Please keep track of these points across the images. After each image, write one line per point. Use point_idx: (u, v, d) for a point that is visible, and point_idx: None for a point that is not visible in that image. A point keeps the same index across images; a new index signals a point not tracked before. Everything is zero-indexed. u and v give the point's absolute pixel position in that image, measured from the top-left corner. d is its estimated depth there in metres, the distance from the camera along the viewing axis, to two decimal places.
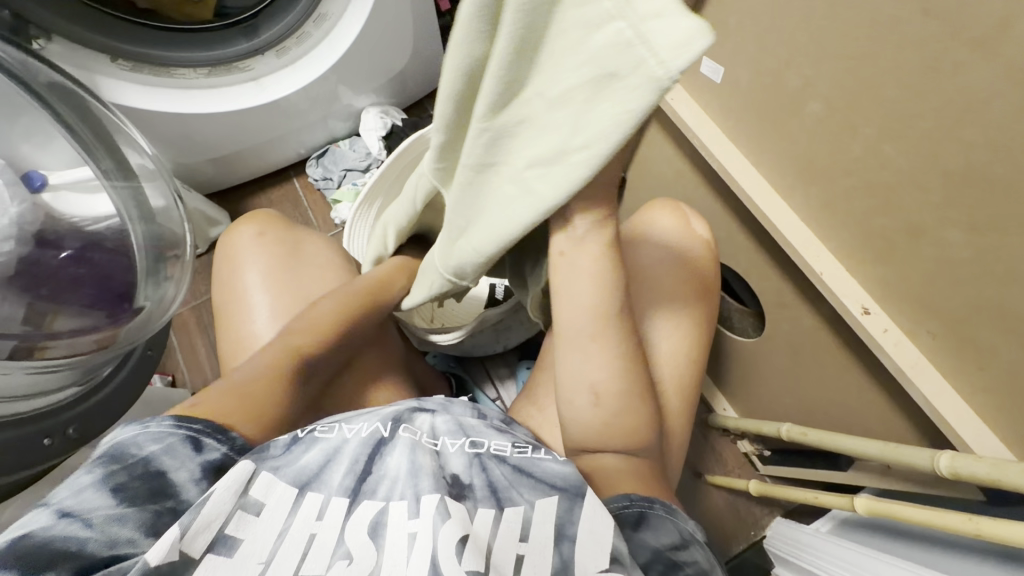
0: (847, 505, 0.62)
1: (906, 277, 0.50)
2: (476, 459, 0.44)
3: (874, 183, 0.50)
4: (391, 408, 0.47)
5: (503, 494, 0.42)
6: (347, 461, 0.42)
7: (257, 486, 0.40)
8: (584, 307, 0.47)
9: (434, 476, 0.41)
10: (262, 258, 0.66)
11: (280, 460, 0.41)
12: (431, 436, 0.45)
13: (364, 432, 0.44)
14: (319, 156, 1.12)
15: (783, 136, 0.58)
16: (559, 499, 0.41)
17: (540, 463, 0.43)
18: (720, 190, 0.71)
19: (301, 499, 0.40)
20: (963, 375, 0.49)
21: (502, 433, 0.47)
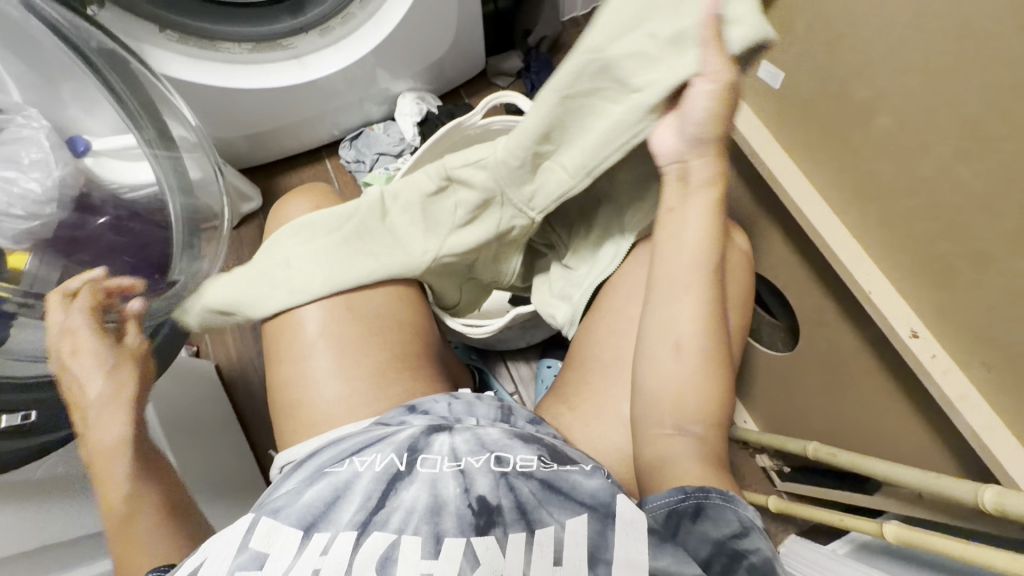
0: (872, 530, 0.60)
1: (965, 304, 0.49)
2: (502, 479, 0.41)
3: (940, 205, 0.48)
4: (403, 435, 0.45)
5: (533, 516, 0.39)
6: (358, 497, 0.40)
7: (258, 537, 0.38)
8: (689, 253, 0.50)
9: (456, 515, 0.39)
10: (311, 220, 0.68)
11: (280, 502, 0.41)
12: (452, 458, 0.43)
13: (377, 464, 0.43)
14: (353, 138, 1.11)
15: (843, 155, 0.56)
16: (589, 519, 0.38)
17: (570, 479, 0.41)
18: (765, 199, 0.69)
19: (307, 541, 0.38)
20: (1014, 408, 0.47)
21: (528, 443, 0.45)
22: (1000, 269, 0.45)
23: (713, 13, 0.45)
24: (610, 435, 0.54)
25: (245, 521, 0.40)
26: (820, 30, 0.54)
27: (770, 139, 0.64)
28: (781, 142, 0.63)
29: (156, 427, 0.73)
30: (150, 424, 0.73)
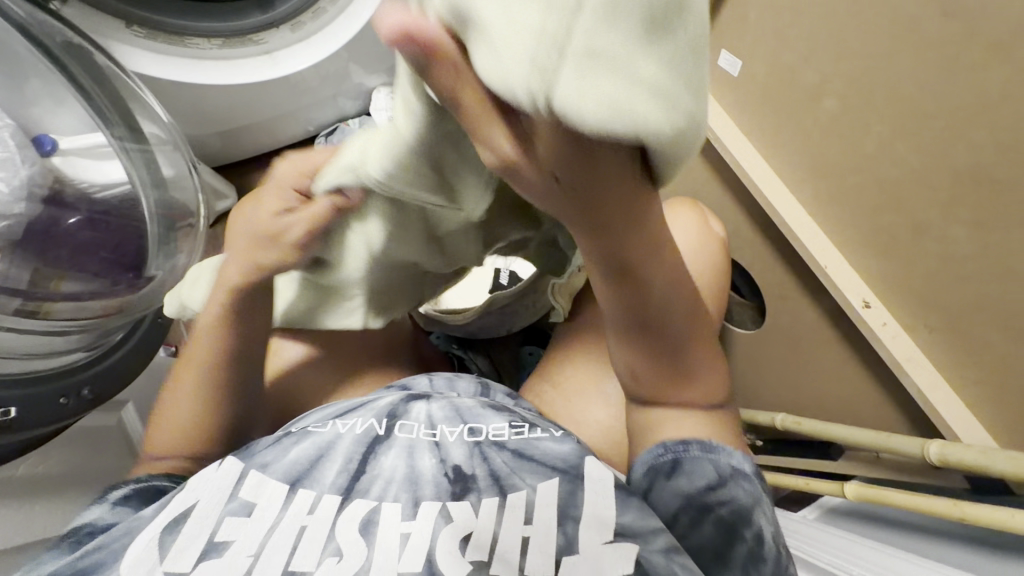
0: (836, 490, 0.64)
1: (910, 272, 0.53)
2: (476, 449, 0.42)
3: (881, 180, 0.52)
4: (382, 402, 0.46)
5: (506, 482, 0.40)
6: (339, 459, 0.41)
7: (247, 487, 0.40)
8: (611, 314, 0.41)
9: (433, 482, 0.40)
10: None
11: (269, 458, 0.41)
12: (428, 425, 0.43)
13: (358, 428, 0.43)
14: (327, 134, 1.11)
15: (795, 136, 0.59)
16: (559, 481, 0.39)
17: (539, 445, 0.42)
18: (730, 183, 0.72)
19: (292, 496, 0.39)
20: (956, 366, 0.51)
21: (499, 411, 0.45)
22: (941, 238, 0.49)
23: (413, 61, 0.28)
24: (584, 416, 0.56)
25: (234, 470, 0.41)
26: (773, 19, 0.57)
27: None
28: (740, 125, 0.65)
29: (137, 426, 0.72)
30: (132, 423, 0.72)
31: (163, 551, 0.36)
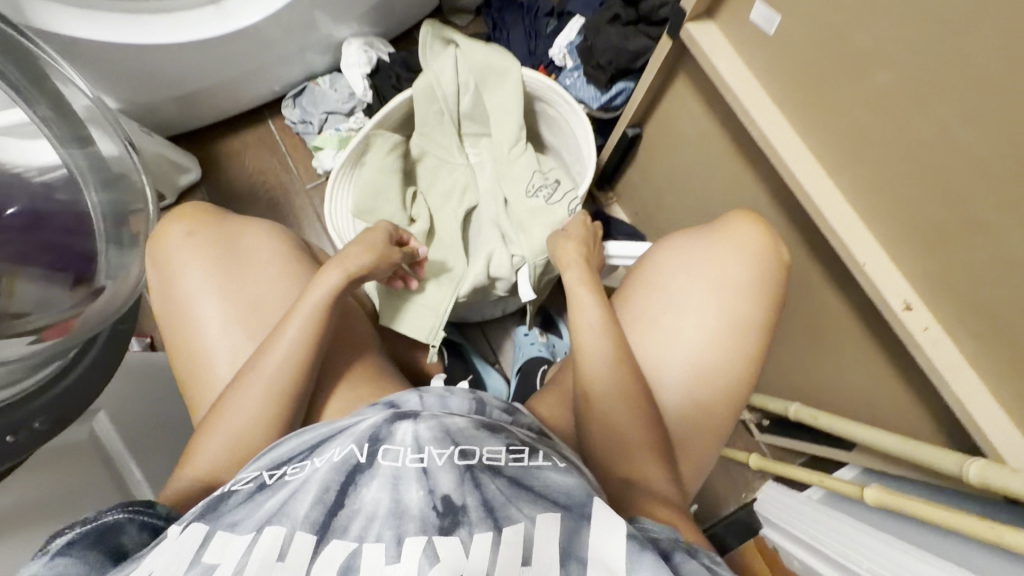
0: (852, 492, 0.61)
1: (958, 275, 0.45)
2: (467, 474, 0.38)
3: (933, 168, 0.44)
4: (364, 426, 0.43)
5: (500, 514, 0.36)
6: (315, 490, 0.38)
7: (210, 551, 0.35)
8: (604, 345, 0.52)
9: (420, 517, 0.36)
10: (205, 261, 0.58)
11: (239, 516, 0.37)
12: (415, 449, 0.40)
13: (337, 458, 0.40)
14: (297, 95, 0.99)
15: (832, 118, 0.51)
16: (561, 519, 0.35)
17: (539, 476, 0.39)
18: (753, 157, 0.63)
19: (260, 537, 0.35)
20: (1006, 382, 0.45)
21: (494, 434, 0.43)
22: (1002, 238, 0.41)
23: None
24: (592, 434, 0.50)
25: (196, 535, 0.36)
26: None
27: (758, 89, 0.57)
28: (769, 94, 0.56)
29: (114, 439, 0.67)
30: (107, 436, 0.66)
31: None
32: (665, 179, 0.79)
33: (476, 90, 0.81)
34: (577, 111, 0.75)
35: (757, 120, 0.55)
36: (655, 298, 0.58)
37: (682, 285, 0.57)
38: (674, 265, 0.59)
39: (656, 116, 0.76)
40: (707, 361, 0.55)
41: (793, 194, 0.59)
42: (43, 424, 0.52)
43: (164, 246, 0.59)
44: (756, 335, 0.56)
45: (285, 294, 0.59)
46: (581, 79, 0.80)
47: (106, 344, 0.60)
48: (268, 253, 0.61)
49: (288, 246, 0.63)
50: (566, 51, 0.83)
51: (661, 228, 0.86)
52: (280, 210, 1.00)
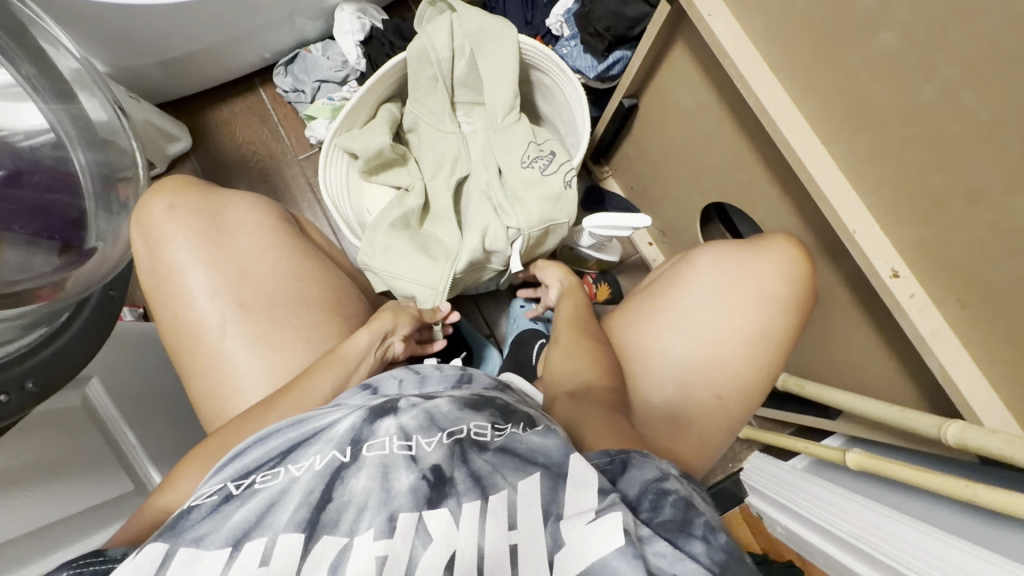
0: (837, 458, 0.63)
1: (950, 245, 0.46)
2: (456, 448, 0.36)
3: (936, 136, 0.44)
4: (341, 429, 0.38)
5: (487, 482, 0.34)
6: (298, 495, 0.35)
7: (173, 570, 0.31)
8: (579, 356, 0.54)
9: (410, 490, 0.34)
10: (187, 236, 0.58)
11: (204, 529, 0.33)
12: (401, 437, 0.37)
13: (317, 465, 0.36)
14: (288, 63, 0.97)
15: (836, 85, 0.50)
16: (541, 477, 0.33)
17: (523, 439, 0.36)
18: (749, 128, 0.63)
19: (239, 553, 0.32)
20: (986, 347, 0.47)
21: (478, 410, 0.40)
22: (995, 208, 0.42)
23: None
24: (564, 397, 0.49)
25: (155, 554, 0.32)
26: None
27: (756, 58, 0.56)
28: (768, 63, 0.56)
29: (106, 403, 0.67)
30: (98, 399, 0.66)
31: None
32: (661, 152, 0.79)
33: (471, 58, 0.80)
34: (571, 80, 0.74)
35: (754, 88, 0.55)
36: (689, 296, 0.61)
37: (712, 291, 0.60)
38: (711, 268, 0.61)
39: (652, 86, 0.75)
40: (705, 371, 0.58)
41: (788, 164, 0.59)
42: (35, 385, 0.51)
43: (149, 218, 0.58)
44: (756, 344, 0.58)
45: (273, 263, 0.59)
46: (578, 48, 0.79)
47: (96, 310, 0.60)
48: (250, 225, 0.61)
49: (272, 217, 0.63)
50: (563, 19, 0.82)
51: (656, 201, 0.86)
52: (271, 181, 0.99)
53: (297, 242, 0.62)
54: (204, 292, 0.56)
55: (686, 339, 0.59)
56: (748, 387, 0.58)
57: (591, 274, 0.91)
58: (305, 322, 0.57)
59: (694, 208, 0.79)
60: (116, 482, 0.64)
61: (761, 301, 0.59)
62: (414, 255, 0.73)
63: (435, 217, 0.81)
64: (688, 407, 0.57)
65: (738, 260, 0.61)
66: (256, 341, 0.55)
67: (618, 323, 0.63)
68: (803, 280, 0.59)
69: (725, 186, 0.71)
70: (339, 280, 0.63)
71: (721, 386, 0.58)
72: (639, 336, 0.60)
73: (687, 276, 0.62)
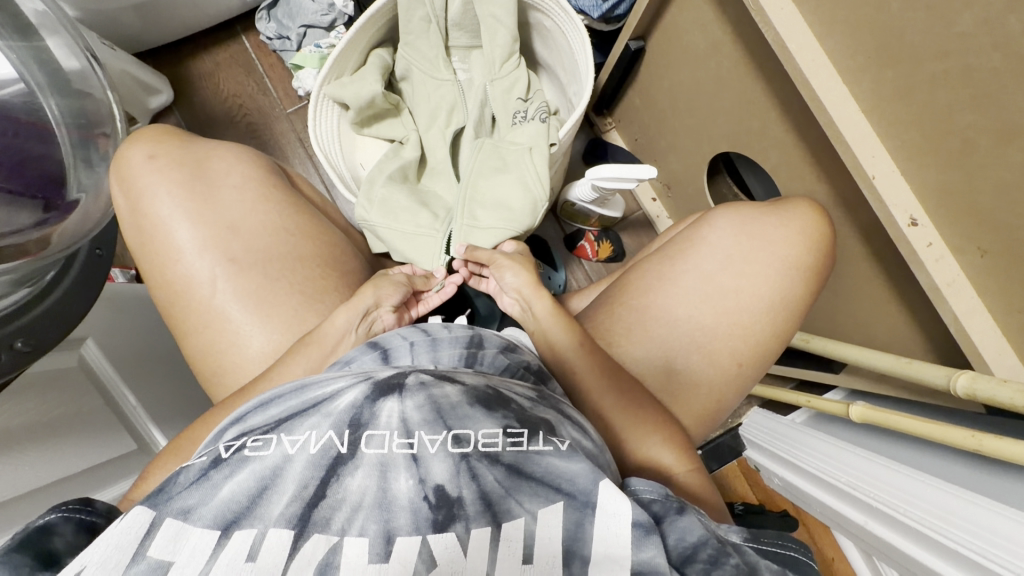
0: (840, 412, 0.63)
1: (976, 188, 0.44)
2: (463, 464, 0.35)
3: (971, 67, 0.41)
4: (342, 405, 0.36)
5: (499, 507, 0.34)
6: (292, 486, 0.34)
7: (158, 543, 0.32)
8: (566, 334, 0.53)
9: (411, 509, 0.33)
10: (173, 187, 0.55)
11: (192, 500, 0.33)
12: (403, 433, 0.35)
13: (311, 445, 0.35)
14: (271, 7, 0.91)
15: (864, 17, 0.47)
16: (564, 508, 0.34)
17: (540, 460, 0.35)
18: (766, 70, 0.59)
19: (226, 542, 0.32)
20: (1003, 295, 0.45)
21: (491, 410, 0.37)
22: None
23: None
24: (579, 371, 0.50)
25: (140, 522, 0.32)
26: None
27: None
28: None
29: (105, 366, 0.65)
30: (96, 360, 0.65)
31: None
32: (668, 100, 0.75)
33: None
34: (575, 21, 0.69)
35: (774, 23, 0.51)
36: (703, 256, 0.59)
37: (725, 258, 0.58)
38: (728, 230, 0.59)
39: (661, 27, 0.71)
40: (713, 336, 0.57)
41: (806, 108, 0.56)
42: (25, 345, 0.50)
43: (127, 169, 0.56)
44: (769, 310, 0.57)
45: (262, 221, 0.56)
46: None
47: (84, 268, 0.57)
48: (236, 176, 0.58)
49: (259, 169, 0.60)
50: None
51: (661, 154, 0.83)
52: (259, 135, 0.94)
53: (284, 195, 0.59)
54: (192, 245, 0.54)
55: (693, 297, 0.58)
56: (757, 352, 0.57)
57: (593, 231, 0.89)
58: (300, 277, 0.55)
59: (701, 160, 0.76)
60: (119, 442, 0.65)
61: (774, 263, 0.57)
62: (411, 208, 0.70)
63: (432, 171, 0.78)
64: (700, 372, 0.57)
65: (756, 225, 0.58)
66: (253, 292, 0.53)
67: (623, 285, 0.62)
68: (818, 242, 0.58)
69: (735, 134, 0.68)
70: (333, 237, 0.60)
71: (742, 353, 0.57)
72: (649, 292, 0.59)
73: (696, 239, 0.60)
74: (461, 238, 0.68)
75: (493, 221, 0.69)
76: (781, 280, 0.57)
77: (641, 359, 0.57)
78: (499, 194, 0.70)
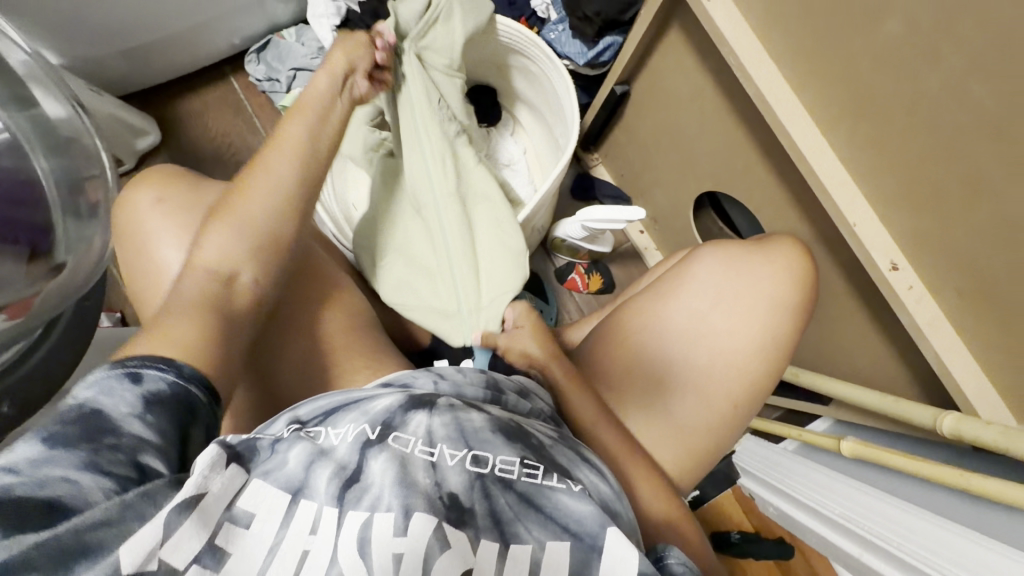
0: (832, 447, 0.64)
1: (952, 238, 0.46)
2: (478, 482, 0.38)
3: (943, 128, 0.43)
4: (378, 407, 0.40)
5: (508, 529, 0.36)
6: (333, 467, 0.37)
7: (245, 496, 0.35)
8: (583, 402, 0.53)
9: (427, 497, 0.36)
10: (169, 232, 0.54)
11: (270, 465, 0.37)
12: (427, 441, 0.39)
13: (349, 436, 0.38)
14: (260, 49, 0.92)
15: (837, 75, 0.49)
16: (571, 548, 0.36)
17: (552, 496, 0.38)
18: (746, 116, 0.62)
19: (292, 508, 0.35)
20: (981, 336, 0.47)
21: (510, 441, 0.40)
22: (995, 196, 0.41)
23: None
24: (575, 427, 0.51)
25: (236, 479, 0.35)
26: None
27: (754, 45, 0.55)
28: (768, 50, 0.54)
29: None
30: None
31: (167, 531, 0.31)
32: (653, 140, 0.77)
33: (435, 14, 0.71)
34: (558, 69, 0.71)
35: (754, 77, 0.53)
36: (692, 295, 0.60)
37: (720, 298, 0.59)
38: (715, 267, 0.60)
39: (645, 72, 0.73)
40: (704, 378, 0.58)
41: (787, 154, 0.58)
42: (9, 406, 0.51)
43: (129, 218, 0.56)
44: (760, 348, 0.58)
45: (243, 239, 0.47)
46: (566, 33, 0.75)
47: (74, 324, 0.56)
48: None
49: None
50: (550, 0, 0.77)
51: (647, 190, 0.84)
52: None
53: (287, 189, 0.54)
54: None
55: (686, 340, 0.59)
56: (755, 387, 0.58)
57: (582, 264, 0.90)
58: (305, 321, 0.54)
59: (687, 196, 0.77)
60: None
61: (763, 305, 0.58)
62: (413, 278, 0.68)
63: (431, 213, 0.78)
64: (695, 414, 0.57)
65: (745, 264, 0.60)
66: (208, 346, 0.41)
67: (616, 328, 0.62)
68: (803, 283, 0.59)
69: (719, 175, 0.70)
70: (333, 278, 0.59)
71: (737, 396, 0.58)
72: (643, 333, 0.60)
73: (687, 279, 0.61)
74: (468, 283, 0.66)
75: (496, 264, 0.68)
76: (770, 321, 0.58)
77: (633, 404, 0.58)
78: (506, 234, 0.69)
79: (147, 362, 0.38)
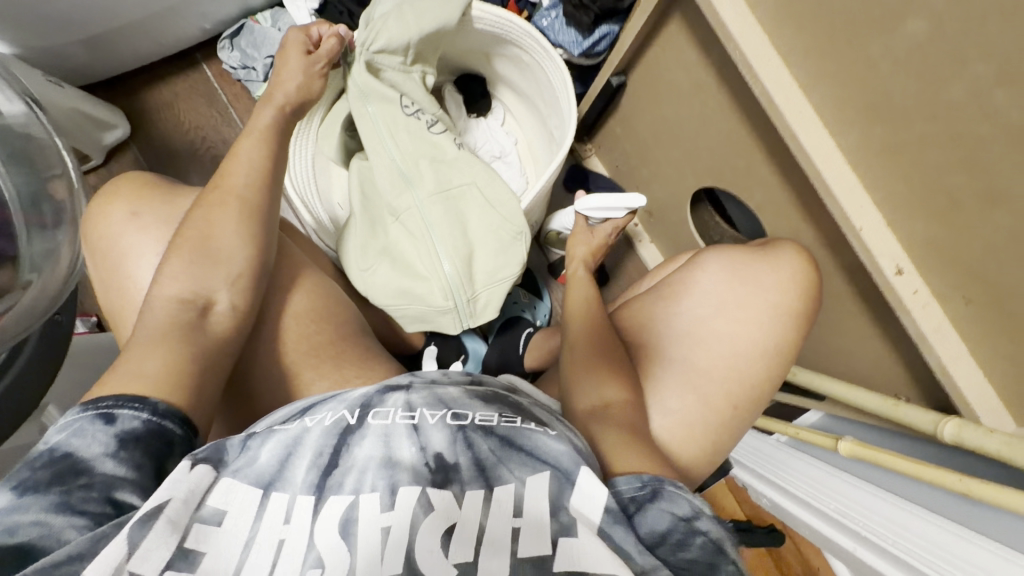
0: (829, 446, 0.63)
1: (964, 245, 0.45)
2: (460, 434, 0.38)
3: (959, 133, 0.41)
4: (355, 393, 0.41)
5: (492, 473, 0.36)
6: (309, 455, 0.36)
7: (215, 495, 0.34)
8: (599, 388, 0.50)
9: (412, 469, 0.36)
10: (143, 243, 0.51)
11: (238, 463, 0.36)
12: (406, 408, 0.39)
13: (327, 421, 0.38)
14: (233, 35, 0.86)
15: (851, 75, 0.47)
16: (550, 477, 0.36)
17: (531, 436, 0.38)
18: (749, 111, 0.59)
19: (266, 501, 0.34)
20: (987, 342, 0.47)
21: (488, 402, 0.41)
22: (1010, 207, 0.40)
23: None
24: None
25: (204, 478, 0.34)
26: None
27: (759, 39, 0.52)
28: (775, 46, 0.52)
29: None
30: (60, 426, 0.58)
31: (131, 545, 0.30)
32: (650, 133, 0.75)
33: (395, 3, 0.66)
34: (554, 59, 0.67)
35: (760, 73, 0.51)
36: (694, 300, 0.59)
37: (723, 296, 0.58)
38: (717, 271, 0.59)
39: (643, 65, 0.70)
40: (701, 377, 0.56)
41: (791, 151, 0.56)
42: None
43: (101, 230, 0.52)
44: (763, 348, 0.57)
45: (204, 267, 0.45)
46: (560, 20, 0.71)
47: (43, 340, 0.54)
48: None
49: None
50: None
51: (644, 183, 0.82)
52: None
53: (270, 193, 0.51)
54: None
55: (684, 340, 0.58)
56: (761, 384, 0.57)
57: None
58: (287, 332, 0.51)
59: (685, 192, 0.75)
60: None
61: (765, 306, 0.57)
62: (405, 281, 0.64)
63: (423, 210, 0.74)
64: (703, 414, 0.55)
65: (750, 269, 0.59)
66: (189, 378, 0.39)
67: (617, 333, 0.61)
68: (807, 287, 0.58)
69: (718, 170, 0.68)
70: (326, 286, 0.56)
71: (736, 397, 0.56)
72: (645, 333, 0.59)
73: (684, 279, 0.60)
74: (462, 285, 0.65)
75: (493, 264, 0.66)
76: (770, 318, 0.57)
77: None
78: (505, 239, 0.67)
79: (120, 401, 0.36)
